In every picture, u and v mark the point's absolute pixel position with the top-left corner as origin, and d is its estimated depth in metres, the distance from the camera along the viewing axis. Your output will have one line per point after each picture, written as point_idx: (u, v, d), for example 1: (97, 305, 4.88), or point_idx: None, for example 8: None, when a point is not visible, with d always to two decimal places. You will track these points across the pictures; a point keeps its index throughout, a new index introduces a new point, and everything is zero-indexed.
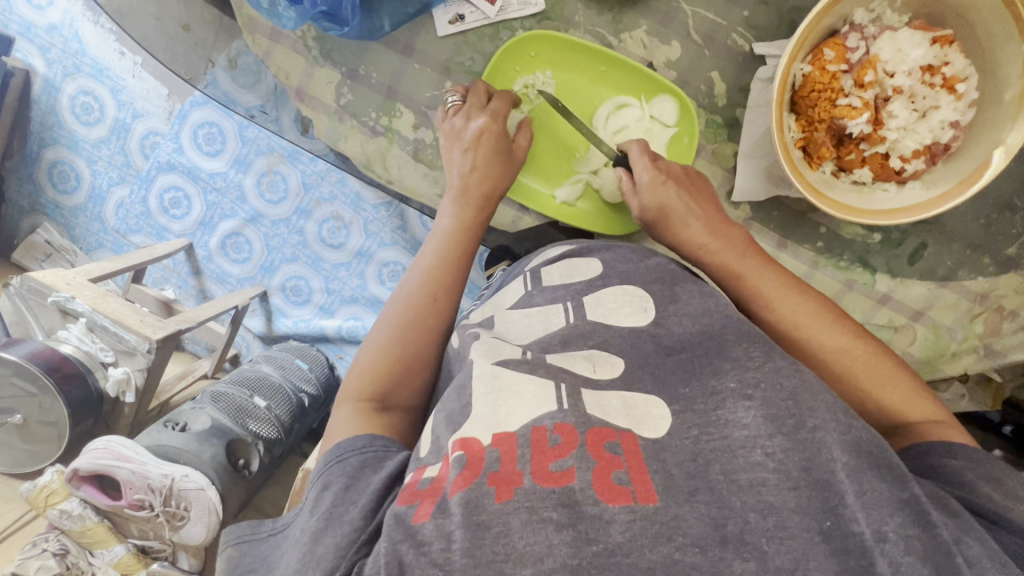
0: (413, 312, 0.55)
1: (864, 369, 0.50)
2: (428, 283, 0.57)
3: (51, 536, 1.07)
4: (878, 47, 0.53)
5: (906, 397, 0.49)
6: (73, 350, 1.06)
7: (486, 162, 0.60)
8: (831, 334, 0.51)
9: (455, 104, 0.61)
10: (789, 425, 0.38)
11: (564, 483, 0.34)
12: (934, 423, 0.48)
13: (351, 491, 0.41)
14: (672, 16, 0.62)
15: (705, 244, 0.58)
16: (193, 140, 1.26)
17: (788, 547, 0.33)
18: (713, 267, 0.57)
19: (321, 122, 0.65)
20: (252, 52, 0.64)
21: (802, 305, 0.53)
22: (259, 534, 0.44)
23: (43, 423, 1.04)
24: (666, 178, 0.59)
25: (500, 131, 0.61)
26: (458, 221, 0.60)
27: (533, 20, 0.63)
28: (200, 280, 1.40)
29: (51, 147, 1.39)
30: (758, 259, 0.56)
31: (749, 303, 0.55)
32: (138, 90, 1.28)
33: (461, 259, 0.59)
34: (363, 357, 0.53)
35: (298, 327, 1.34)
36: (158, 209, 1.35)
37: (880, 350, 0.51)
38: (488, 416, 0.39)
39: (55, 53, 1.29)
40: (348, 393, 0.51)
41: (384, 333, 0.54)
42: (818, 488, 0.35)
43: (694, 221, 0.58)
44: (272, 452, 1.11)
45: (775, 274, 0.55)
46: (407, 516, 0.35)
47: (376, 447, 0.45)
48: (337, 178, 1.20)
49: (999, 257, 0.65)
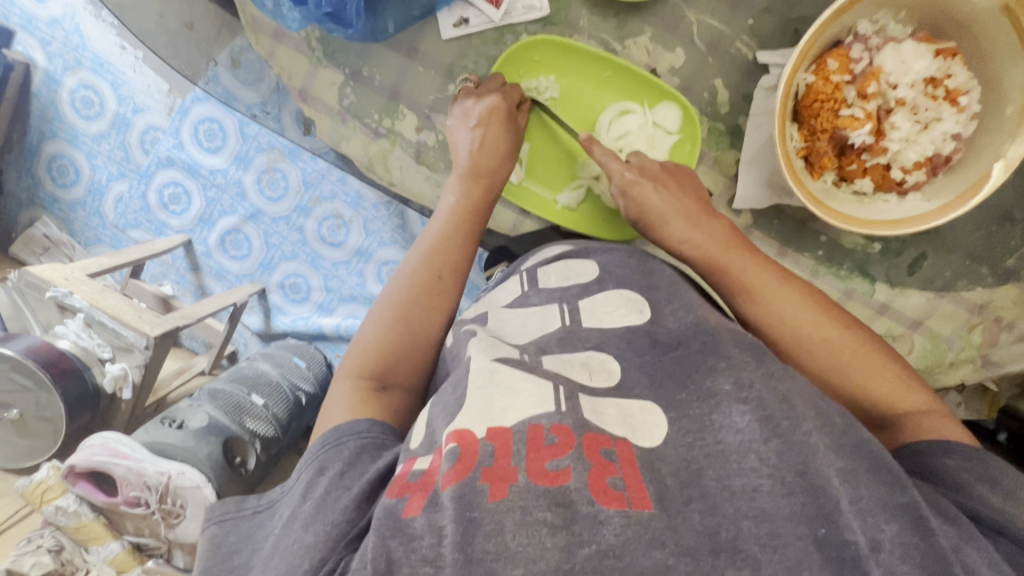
0: (417, 290, 0.54)
1: (852, 360, 0.50)
2: (432, 261, 0.56)
3: (46, 531, 1.07)
4: (881, 58, 0.53)
5: (897, 389, 0.49)
6: (70, 345, 1.05)
7: (495, 138, 0.61)
8: (821, 325, 0.51)
9: (467, 88, 0.62)
10: (781, 427, 0.38)
11: (559, 482, 0.34)
12: (925, 413, 0.48)
13: (346, 478, 0.41)
14: (676, 23, 0.62)
15: (690, 237, 0.57)
16: (194, 136, 1.26)
17: (780, 556, 0.33)
18: (699, 262, 0.56)
19: (323, 123, 0.65)
20: (254, 50, 0.64)
21: (786, 295, 0.52)
22: (243, 511, 0.44)
23: (39, 419, 1.04)
24: (642, 177, 0.60)
25: (509, 111, 0.61)
26: (464, 199, 0.59)
27: (537, 25, 0.63)
28: (199, 276, 1.40)
29: (51, 141, 1.38)
30: (742, 249, 0.55)
31: (733, 297, 0.54)
32: (139, 85, 1.28)
33: (468, 237, 0.58)
34: (365, 334, 0.53)
35: (297, 325, 1.34)
36: (158, 205, 1.35)
37: (870, 339, 0.51)
38: (483, 408, 0.38)
39: (56, 46, 1.28)
40: (346, 370, 0.51)
41: (387, 308, 0.53)
42: (811, 493, 0.35)
43: (674, 217, 0.57)
44: (269, 451, 1.11)
45: (760, 265, 0.54)
46: (397, 511, 0.35)
47: (375, 433, 0.45)
48: (337, 177, 1.20)
49: (997, 269, 0.65)
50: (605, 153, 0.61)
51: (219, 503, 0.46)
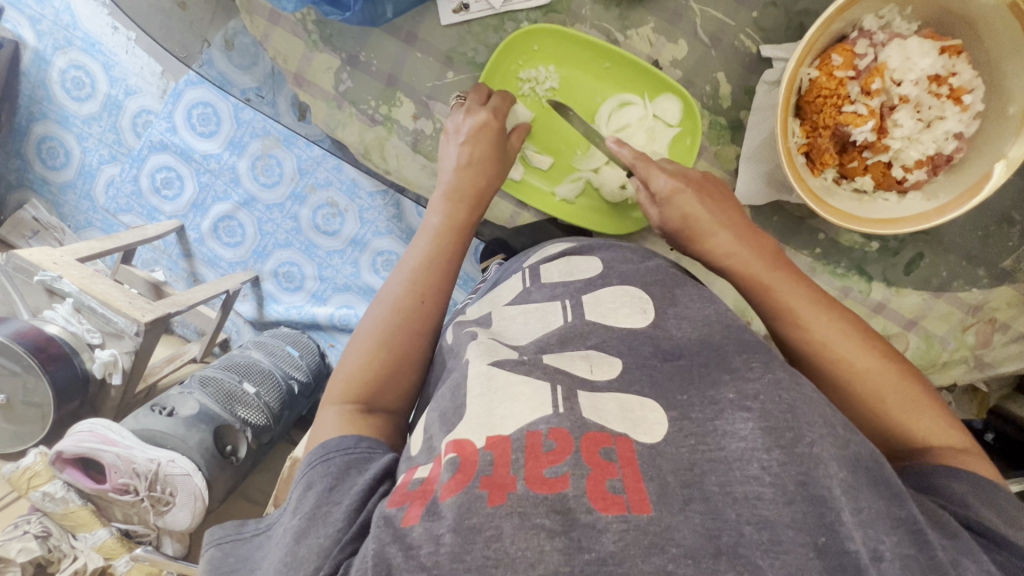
0: (399, 318, 0.52)
1: (889, 392, 0.48)
2: (415, 285, 0.53)
3: (33, 517, 1.05)
4: (886, 54, 0.53)
5: (931, 424, 0.47)
6: (58, 330, 1.03)
7: (481, 157, 0.59)
8: (859, 354, 0.49)
9: (460, 103, 0.62)
10: (786, 438, 0.37)
11: (557, 490, 0.33)
12: (961, 451, 0.46)
13: (335, 492, 0.39)
14: (680, 13, 0.61)
15: (733, 251, 0.54)
16: (187, 121, 1.23)
17: (781, 561, 0.33)
18: (742, 278, 0.53)
19: (319, 108, 0.64)
20: (250, 33, 0.63)
21: (829, 320, 0.50)
22: (242, 534, 0.43)
23: (27, 404, 1.02)
24: (685, 183, 0.58)
25: (499, 130, 0.60)
26: (450, 219, 0.57)
27: (538, 13, 0.62)
28: (191, 263, 1.38)
29: (40, 121, 1.36)
30: (787, 269, 0.53)
31: (773, 319, 0.52)
32: (130, 66, 1.25)
33: (451, 258, 0.56)
34: (348, 361, 0.50)
35: (290, 314, 1.32)
36: (149, 189, 1.33)
37: (908, 373, 0.48)
38: (482, 418, 0.38)
39: (46, 25, 1.25)
40: (332, 397, 0.48)
41: (370, 336, 0.51)
42: (813, 503, 0.35)
43: (722, 231, 0.55)
44: (260, 439, 1.11)
45: (804, 286, 0.52)
46: (396, 520, 0.34)
47: (362, 448, 0.43)
48: (333, 164, 1.18)
49: (994, 270, 0.65)
50: (638, 159, 0.60)
51: (218, 525, 0.45)
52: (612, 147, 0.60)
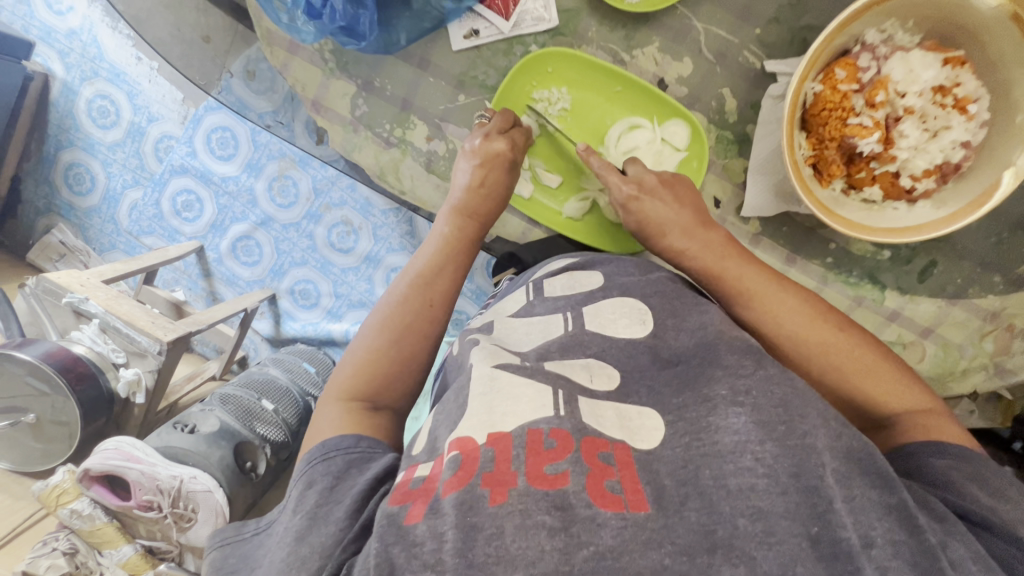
0: (409, 314, 0.53)
1: (849, 362, 0.50)
2: (426, 290, 0.55)
3: (61, 534, 1.08)
4: (889, 67, 0.54)
5: (894, 387, 0.49)
6: (85, 351, 1.06)
7: (493, 182, 0.61)
8: (814, 328, 0.51)
9: (483, 121, 0.63)
10: (778, 431, 0.38)
11: (557, 486, 0.34)
12: (924, 412, 0.48)
13: (337, 491, 0.40)
14: (684, 33, 0.62)
15: (686, 247, 0.58)
16: (206, 145, 1.27)
17: (775, 552, 0.32)
18: (699, 272, 0.57)
19: (335, 133, 0.66)
20: (268, 62, 0.65)
21: (784, 301, 0.52)
22: (244, 534, 0.43)
23: (54, 423, 1.05)
24: (641, 192, 0.60)
25: (507, 154, 0.61)
26: (455, 232, 0.60)
27: (547, 36, 0.64)
28: (210, 282, 1.42)
29: (68, 149, 1.41)
30: (739, 258, 0.56)
31: (729, 302, 0.55)
32: (152, 95, 1.30)
33: (458, 268, 0.59)
34: (353, 355, 0.52)
35: (306, 330, 1.35)
36: (170, 212, 1.37)
37: (863, 340, 0.51)
38: (484, 415, 0.39)
39: (73, 57, 1.30)
40: (336, 391, 0.49)
41: (382, 330, 0.52)
42: (806, 493, 0.35)
43: (673, 229, 0.58)
44: (279, 455, 1.13)
45: (756, 270, 0.54)
46: (398, 518, 0.35)
47: (362, 447, 0.44)
48: (347, 184, 1.21)
49: (1010, 275, 0.64)
50: (604, 165, 0.62)
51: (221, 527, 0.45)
52: (582, 154, 0.62)
